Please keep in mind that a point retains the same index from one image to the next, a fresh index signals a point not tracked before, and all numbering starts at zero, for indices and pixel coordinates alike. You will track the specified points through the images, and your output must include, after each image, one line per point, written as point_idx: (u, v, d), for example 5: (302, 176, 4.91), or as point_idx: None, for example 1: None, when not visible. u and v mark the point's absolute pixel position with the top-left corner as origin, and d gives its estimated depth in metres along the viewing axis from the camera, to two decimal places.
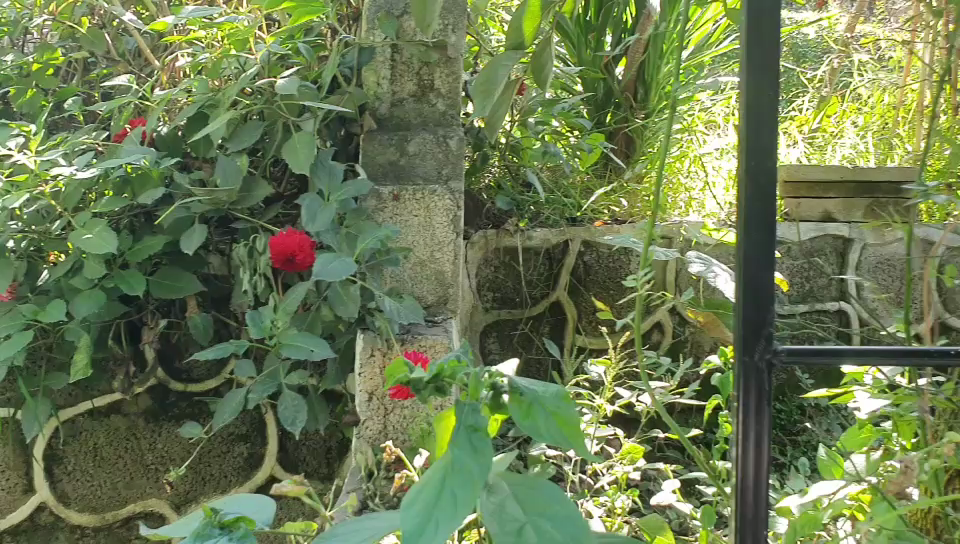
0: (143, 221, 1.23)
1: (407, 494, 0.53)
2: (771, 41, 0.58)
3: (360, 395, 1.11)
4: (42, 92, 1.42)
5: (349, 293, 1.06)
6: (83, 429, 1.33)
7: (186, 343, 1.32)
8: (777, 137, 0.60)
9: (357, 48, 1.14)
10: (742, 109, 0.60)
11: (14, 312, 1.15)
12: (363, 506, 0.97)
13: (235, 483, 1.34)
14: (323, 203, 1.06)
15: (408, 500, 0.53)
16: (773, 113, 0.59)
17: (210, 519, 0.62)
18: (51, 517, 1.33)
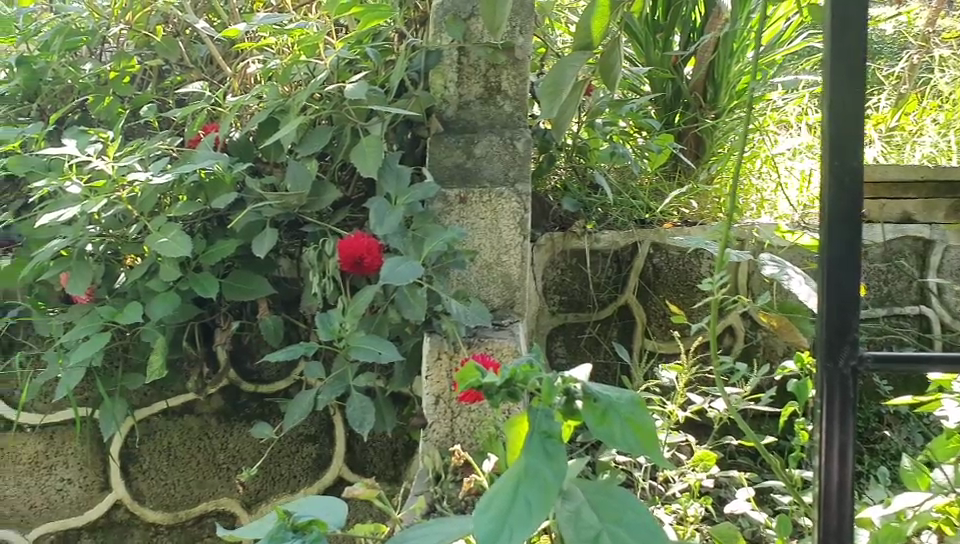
0: (216, 224, 1.25)
1: (482, 498, 0.54)
2: (858, 37, 0.57)
3: (427, 398, 1.11)
4: (118, 100, 1.45)
5: (417, 295, 1.06)
6: (157, 428, 1.36)
7: (257, 343, 1.35)
8: (862, 137, 0.58)
9: (424, 51, 1.15)
10: (826, 108, 0.59)
11: (93, 314, 1.18)
12: (431, 508, 0.96)
13: (304, 484, 1.35)
14: (391, 207, 1.07)
15: (483, 503, 0.54)
16: (858, 112, 0.58)
17: (283, 521, 0.62)
18: (126, 515, 1.35)
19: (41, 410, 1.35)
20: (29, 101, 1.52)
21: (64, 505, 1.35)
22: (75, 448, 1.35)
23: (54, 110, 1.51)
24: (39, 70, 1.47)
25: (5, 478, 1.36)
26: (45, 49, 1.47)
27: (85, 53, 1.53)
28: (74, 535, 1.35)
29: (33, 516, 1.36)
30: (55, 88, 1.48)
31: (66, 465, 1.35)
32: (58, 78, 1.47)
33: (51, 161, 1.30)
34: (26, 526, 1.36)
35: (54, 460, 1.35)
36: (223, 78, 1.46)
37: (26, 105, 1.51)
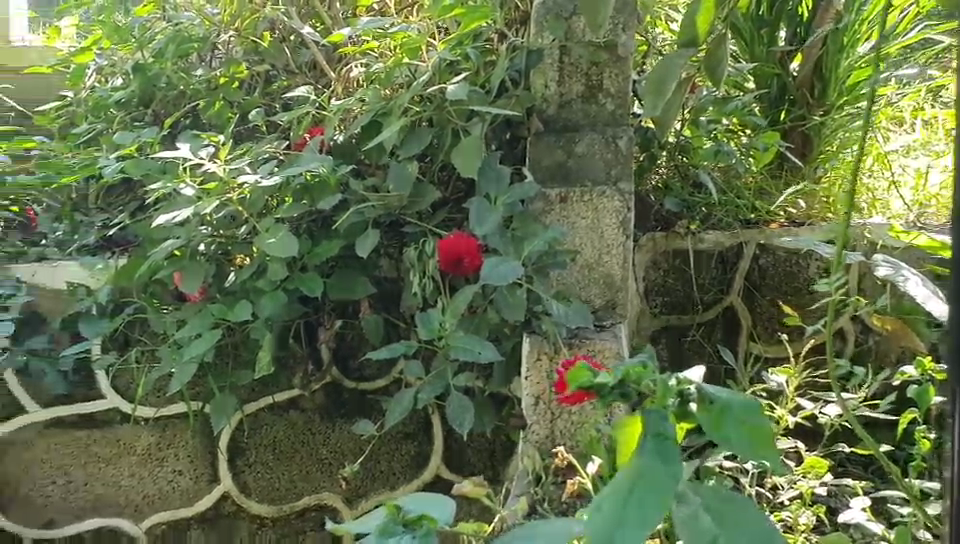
0: (320, 224, 1.27)
1: (597, 495, 0.56)
2: None
3: (528, 398, 1.10)
4: (229, 105, 1.49)
5: (516, 295, 1.06)
6: (264, 423, 1.39)
7: (360, 342, 1.37)
8: None
9: (525, 51, 1.15)
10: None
11: (204, 312, 1.23)
12: (532, 510, 0.96)
13: (403, 481, 1.37)
14: (491, 207, 1.08)
15: (597, 501, 0.56)
16: None
17: (394, 515, 0.65)
18: (233, 507, 1.39)
19: (155, 403, 1.39)
20: (143, 106, 1.59)
21: (175, 496, 1.39)
22: (186, 440, 1.39)
23: (168, 113, 1.57)
24: (153, 76, 1.54)
25: (121, 468, 1.40)
26: (159, 56, 1.55)
27: (196, 59, 1.58)
28: (183, 526, 1.39)
29: (145, 505, 1.39)
30: (169, 93, 1.55)
31: (177, 456, 1.39)
32: (172, 83, 1.54)
33: (166, 164, 1.36)
34: (139, 515, 1.40)
35: (166, 452, 1.39)
36: (327, 82, 1.49)
37: (141, 110, 1.58)
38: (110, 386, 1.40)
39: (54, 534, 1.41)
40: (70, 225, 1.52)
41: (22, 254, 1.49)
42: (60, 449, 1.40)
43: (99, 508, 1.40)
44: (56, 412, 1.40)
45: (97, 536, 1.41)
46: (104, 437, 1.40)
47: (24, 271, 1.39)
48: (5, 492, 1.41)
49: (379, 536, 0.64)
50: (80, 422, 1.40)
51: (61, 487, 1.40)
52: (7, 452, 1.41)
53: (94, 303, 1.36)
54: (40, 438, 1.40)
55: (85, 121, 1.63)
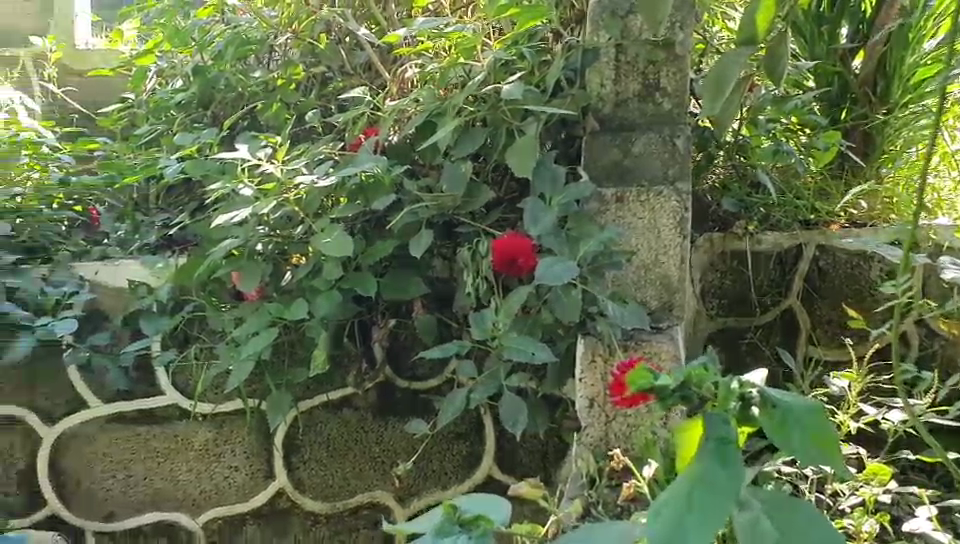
0: (374, 224, 1.27)
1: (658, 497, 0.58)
2: None
3: (582, 400, 1.10)
4: (286, 106, 1.51)
5: (571, 296, 1.05)
6: (318, 420, 1.41)
7: (413, 341, 1.38)
8: None
9: (581, 50, 1.14)
10: None
11: (261, 310, 1.25)
12: (586, 512, 0.95)
13: (455, 481, 1.37)
14: (546, 207, 1.08)
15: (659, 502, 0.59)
16: None
17: (450, 515, 0.66)
18: (288, 503, 1.40)
19: (213, 400, 1.41)
20: (203, 108, 1.62)
21: (232, 491, 1.41)
22: (242, 436, 1.41)
23: (226, 115, 1.61)
24: (213, 78, 1.57)
25: (178, 464, 1.42)
26: (219, 59, 1.57)
27: (254, 61, 1.61)
28: (239, 521, 1.41)
29: (203, 500, 1.42)
30: (227, 94, 1.58)
31: (233, 452, 1.41)
32: (231, 85, 1.57)
33: (224, 164, 1.38)
34: (196, 509, 1.42)
35: (223, 447, 1.41)
36: (381, 83, 1.49)
37: (200, 112, 1.61)
38: (169, 383, 1.42)
39: (115, 528, 1.43)
40: (131, 224, 1.56)
41: (85, 251, 1.49)
42: (120, 444, 1.43)
43: (158, 502, 1.42)
44: (118, 408, 1.42)
45: (156, 529, 1.42)
46: (162, 433, 1.42)
47: (88, 270, 1.46)
48: (67, 486, 1.44)
49: (435, 536, 0.65)
50: (140, 418, 1.43)
51: (121, 481, 1.43)
52: (69, 446, 1.43)
53: (155, 301, 1.38)
54: (101, 433, 1.43)
55: (147, 122, 1.67)
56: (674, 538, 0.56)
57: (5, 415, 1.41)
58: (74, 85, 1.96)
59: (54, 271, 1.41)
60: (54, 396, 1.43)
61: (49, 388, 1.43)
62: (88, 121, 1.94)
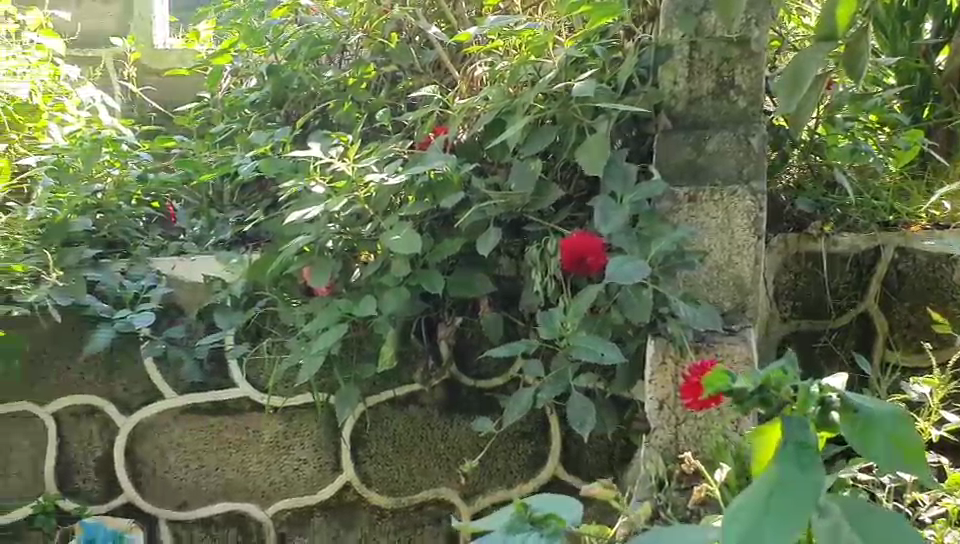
0: (443, 223, 1.28)
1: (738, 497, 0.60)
2: None
3: (651, 402, 1.09)
4: (357, 105, 1.54)
5: (641, 296, 1.05)
6: (384, 416, 1.42)
7: (479, 339, 1.38)
8: None
9: (654, 47, 1.14)
10: None
11: (331, 306, 1.27)
12: (654, 515, 0.95)
13: (520, 480, 1.37)
14: (617, 205, 1.08)
15: (739, 503, 0.60)
16: None
17: (521, 514, 0.71)
18: (355, 496, 1.42)
19: (284, 393, 1.43)
20: (277, 106, 1.65)
21: (300, 483, 1.43)
22: (311, 430, 1.43)
23: (299, 114, 1.63)
24: (286, 78, 1.61)
25: (249, 455, 1.45)
26: (292, 59, 1.61)
27: (326, 61, 1.64)
28: (307, 513, 1.43)
29: (272, 491, 1.44)
30: (300, 94, 1.61)
31: (302, 445, 1.43)
32: (303, 85, 1.60)
33: (297, 162, 1.40)
34: (266, 500, 1.44)
35: (292, 440, 1.44)
36: (451, 81, 1.49)
37: (274, 111, 1.64)
38: (241, 376, 1.45)
39: (187, 516, 1.46)
40: (206, 221, 1.59)
41: (163, 248, 1.55)
42: (194, 434, 1.46)
43: (229, 492, 1.45)
44: (192, 399, 1.46)
45: (226, 519, 1.45)
46: (235, 424, 1.45)
47: (165, 265, 1.49)
48: (143, 475, 1.47)
49: (508, 532, 0.69)
50: (213, 409, 1.45)
51: (194, 471, 1.46)
52: (144, 435, 1.46)
53: (229, 295, 1.41)
54: (176, 422, 1.46)
55: (222, 121, 1.71)
56: (753, 538, 0.57)
57: (86, 405, 1.47)
58: (152, 84, 2.02)
59: (132, 266, 1.49)
60: (132, 386, 1.47)
61: (127, 379, 1.47)
62: (165, 120, 1.99)
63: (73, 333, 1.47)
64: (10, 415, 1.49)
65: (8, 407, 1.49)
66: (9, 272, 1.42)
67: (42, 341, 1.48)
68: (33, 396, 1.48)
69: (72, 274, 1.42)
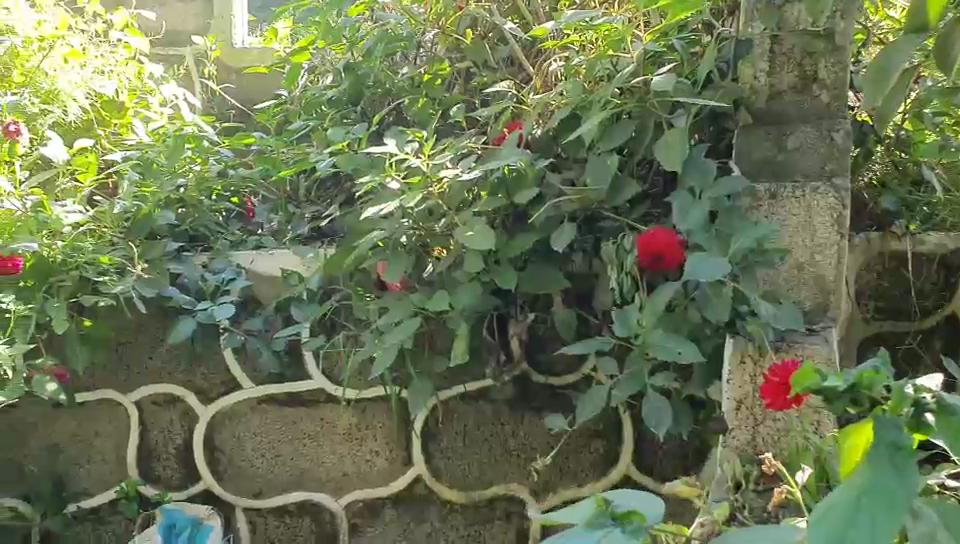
0: (516, 219, 1.27)
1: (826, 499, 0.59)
2: None
3: (728, 403, 1.07)
4: (431, 101, 1.56)
5: (721, 293, 1.03)
6: (455, 411, 1.42)
7: (552, 336, 1.37)
8: None
9: (734, 41, 1.15)
10: None
11: (405, 300, 1.28)
12: (732, 516, 0.93)
13: (592, 478, 1.36)
14: (695, 200, 1.08)
15: (827, 506, 0.59)
16: None
17: (603, 510, 0.74)
18: (425, 490, 1.43)
19: (357, 386, 1.45)
20: (353, 104, 1.69)
21: (372, 475, 1.45)
22: (382, 422, 1.45)
23: (374, 111, 1.67)
24: (362, 75, 1.64)
25: (323, 446, 1.47)
26: (368, 55, 1.64)
27: (402, 58, 1.65)
28: (379, 505, 1.45)
29: (345, 482, 1.46)
30: (375, 91, 1.65)
31: (375, 438, 1.46)
32: (379, 82, 1.64)
33: (373, 158, 1.41)
34: (339, 491, 1.47)
35: (365, 432, 1.46)
36: (526, 76, 1.50)
37: (350, 109, 1.68)
38: (317, 368, 1.48)
39: (262, 504, 1.49)
40: (284, 215, 1.64)
41: (243, 242, 1.59)
42: (270, 424, 1.49)
43: (303, 482, 1.48)
44: (268, 390, 1.49)
45: (300, 508, 1.48)
46: (309, 415, 1.48)
47: (244, 258, 1.52)
48: (220, 464, 1.50)
49: (589, 527, 0.72)
50: (289, 400, 1.48)
51: (269, 461, 1.49)
52: (223, 424, 1.50)
53: (305, 289, 1.43)
54: (253, 412, 1.49)
55: (299, 118, 1.73)
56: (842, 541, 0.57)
57: (168, 394, 1.52)
58: (233, 82, 2.06)
59: (213, 259, 1.52)
60: (211, 376, 1.51)
61: (207, 368, 1.51)
62: (245, 118, 2.03)
63: (157, 323, 1.52)
64: (95, 402, 1.54)
65: (93, 394, 1.54)
66: (97, 264, 1.44)
67: (127, 331, 1.52)
68: (118, 384, 1.53)
69: (156, 266, 1.46)
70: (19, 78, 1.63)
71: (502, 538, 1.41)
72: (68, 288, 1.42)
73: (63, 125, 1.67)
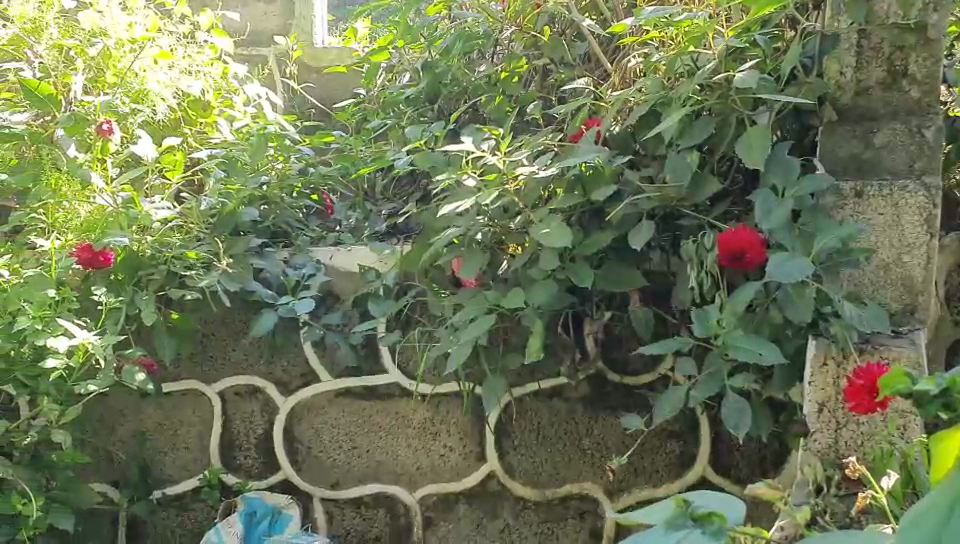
0: (592, 216, 1.27)
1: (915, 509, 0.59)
2: None
3: (809, 405, 1.05)
4: (508, 98, 1.58)
5: (804, 294, 1.01)
6: (529, 408, 1.43)
7: (628, 335, 1.37)
8: None
9: (819, 36, 1.11)
10: None
11: (480, 297, 1.28)
12: (813, 521, 0.92)
13: (667, 479, 1.36)
14: (779, 199, 1.05)
15: (916, 516, 0.59)
16: None
17: (682, 509, 0.73)
18: (498, 486, 1.44)
19: (432, 381, 1.46)
20: (431, 102, 1.71)
21: (445, 470, 1.47)
22: (456, 418, 1.46)
23: (451, 109, 1.68)
24: (440, 73, 1.66)
25: (398, 439, 1.49)
26: (446, 54, 1.66)
27: (479, 56, 1.66)
28: (452, 499, 1.47)
29: (419, 476, 1.48)
30: (453, 89, 1.66)
31: (449, 433, 1.47)
32: (456, 80, 1.65)
33: (450, 156, 1.42)
34: (413, 484, 1.49)
35: (439, 427, 1.47)
36: (604, 73, 1.49)
37: (428, 106, 1.70)
38: (393, 363, 1.50)
39: (339, 495, 1.52)
40: (362, 212, 1.67)
41: (322, 239, 1.62)
42: (347, 417, 1.52)
43: (379, 474, 1.50)
44: (346, 383, 1.52)
45: (376, 500, 1.50)
46: (384, 409, 1.50)
47: (324, 254, 1.55)
48: (299, 454, 1.54)
49: (668, 527, 0.72)
50: (365, 393, 1.51)
51: (347, 453, 1.52)
52: (302, 415, 1.54)
53: (382, 285, 1.45)
54: (330, 405, 1.53)
55: (378, 116, 1.76)
56: None
57: (249, 385, 1.56)
58: (313, 81, 2.11)
59: (294, 255, 1.56)
60: (291, 368, 1.55)
61: (287, 361, 1.55)
62: (324, 118, 2.08)
63: (241, 317, 1.56)
64: (180, 393, 1.59)
65: (178, 385, 1.58)
66: (184, 259, 1.49)
67: (212, 324, 1.57)
68: (202, 376, 1.58)
69: (240, 261, 1.50)
70: (113, 79, 1.68)
71: (575, 536, 1.41)
72: (157, 282, 1.47)
73: (152, 125, 1.72)
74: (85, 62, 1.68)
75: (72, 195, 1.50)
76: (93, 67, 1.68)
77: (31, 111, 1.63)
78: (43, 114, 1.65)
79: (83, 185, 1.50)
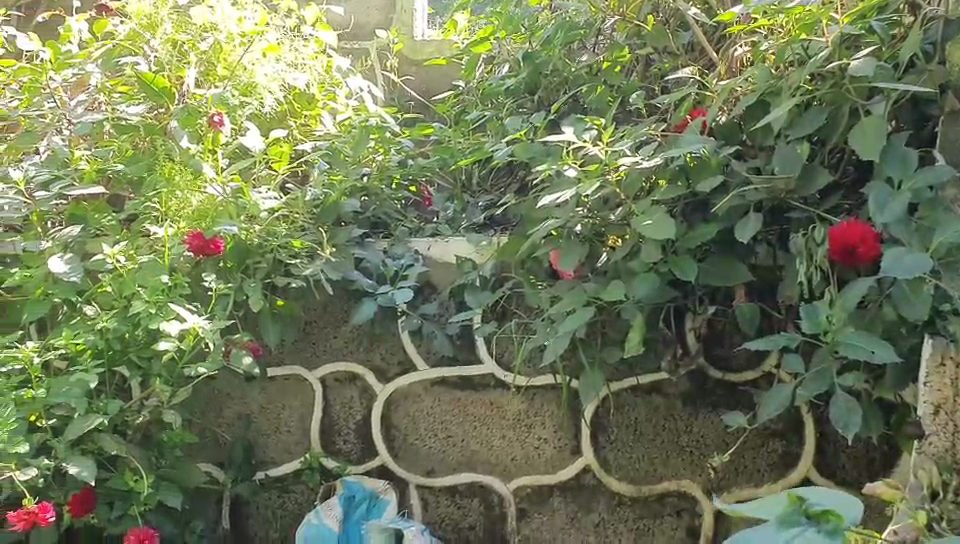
0: (696, 208, 1.25)
1: None
2: None
3: (925, 407, 0.99)
4: (609, 89, 1.55)
5: (920, 292, 0.97)
6: (626, 403, 1.41)
7: (730, 331, 1.34)
8: None
9: (943, 21, 1.07)
10: None
11: (577, 290, 1.27)
12: (928, 526, 0.89)
13: (768, 479, 1.32)
14: (893, 193, 1.01)
15: None
16: None
17: (797, 507, 0.82)
18: (594, 480, 1.43)
19: (528, 373, 1.47)
20: (530, 93, 1.70)
21: (540, 462, 1.47)
22: (552, 410, 1.46)
23: (551, 100, 1.68)
24: (541, 63, 1.65)
25: (493, 429, 1.50)
26: (547, 44, 1.65)
27: (581, 47, 1.67)
28: (546, 491, 1.46)
29: (514, 468, 1.49)
30: (552, 79, 1.66)
31: (544, 425, 1.47)
32: (557, 70, 1.65)
33: (549, 147, 1.42)
34: (508, 476, 1.49)
35: (535, 419, 1.47)
36: (709, 62, 1.47)
37: (527, 97, 1.70)
38: (489, 354, 1.50)
39: (434, 483, 1.54)
40: (459, 204, 1.69)
41: (420, 230, 1.64)
42: (442, 406, 1.53)
43: (474, 464, 1.51)
44: (442, 373, 1.53)
45: (470, 489, 1.52)
46: (479, 399, 1.51)
47: (421, 245, 1.57)
48: (396, 441, 1.56)
49: (783, 525, 0.81)
50: (460, 383, 1.52)
51: (442, 441, 1.53)
52: (399, 403, 1.56)
53: (479, 275, 1.46)
54: (426, 394, 1.54)
55: (476, 108, 1.77)
56: None
57: (349, 372, 1.60)
58: (412, 74, 2.14)
59: (394, 246, 1.58)
60: (389, 356, 1.57)
61: (385, 349, 1.58)
62: (424, 110, 2.11)
63: (343, 304, 1.60)
64: (284, 377, 1.64)
65: (282, 370, 1.63)
66: (290, 248, 1.53)
67: (314, 311, 1.62)
68: (305, 360, 1.62)
69: (343, 251, 1.53)
70: (224, 72, 1.75)
71: (671, 534, 1.39)
72: (264, 269, 1.51)
73: (260, 117, 1.78)
74: (198, 56, 1.73)
75: (185, 185, 1.56)
76: (205, 61, 1.74)
77: (146, 103, 1.69)
78: (157, 106, 1.71)
79: (195, 175, 1.56)
